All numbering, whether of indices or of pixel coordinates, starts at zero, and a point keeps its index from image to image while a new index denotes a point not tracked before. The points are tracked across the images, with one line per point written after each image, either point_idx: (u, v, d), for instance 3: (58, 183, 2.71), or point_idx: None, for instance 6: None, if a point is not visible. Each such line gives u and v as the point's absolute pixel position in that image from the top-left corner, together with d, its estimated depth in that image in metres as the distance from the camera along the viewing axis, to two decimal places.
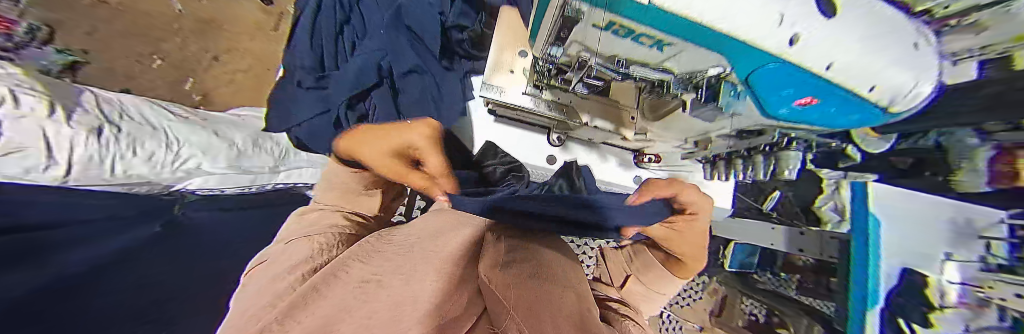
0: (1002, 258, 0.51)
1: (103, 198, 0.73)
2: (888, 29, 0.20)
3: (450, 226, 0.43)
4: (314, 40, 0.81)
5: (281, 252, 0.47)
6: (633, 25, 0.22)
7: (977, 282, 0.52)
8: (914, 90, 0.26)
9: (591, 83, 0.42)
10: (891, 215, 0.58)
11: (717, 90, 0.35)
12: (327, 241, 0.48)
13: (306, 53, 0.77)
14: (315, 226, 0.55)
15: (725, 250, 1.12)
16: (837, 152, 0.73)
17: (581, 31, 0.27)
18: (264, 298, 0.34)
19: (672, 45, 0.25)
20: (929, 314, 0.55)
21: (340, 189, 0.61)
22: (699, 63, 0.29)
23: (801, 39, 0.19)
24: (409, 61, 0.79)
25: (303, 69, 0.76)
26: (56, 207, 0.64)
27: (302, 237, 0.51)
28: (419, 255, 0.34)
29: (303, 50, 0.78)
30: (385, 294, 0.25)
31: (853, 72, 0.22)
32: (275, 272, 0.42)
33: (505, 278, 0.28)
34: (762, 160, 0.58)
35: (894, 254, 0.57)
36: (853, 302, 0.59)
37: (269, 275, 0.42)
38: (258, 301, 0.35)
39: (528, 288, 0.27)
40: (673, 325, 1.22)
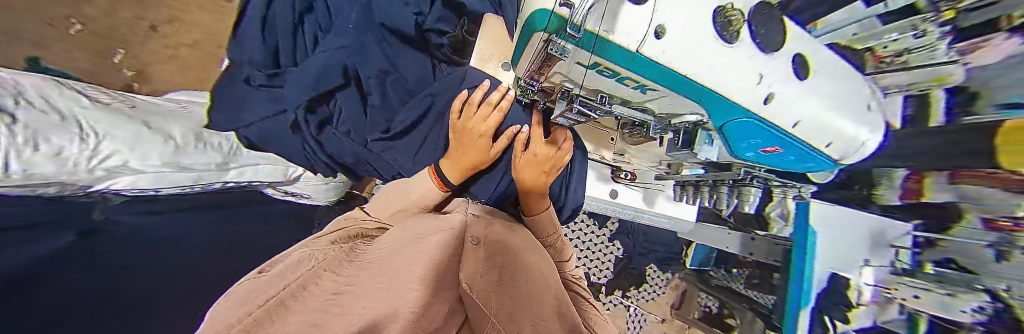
0: (905, 263, 0.62)
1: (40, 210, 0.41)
2: (834, 94, 0.25)
3: (426, 231, 0.36)
4: (258, 29, 0.55)
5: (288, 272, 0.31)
6: (622, 70, 0.22)
7: (885, 284, 0.62)
8: (861, 148, 0.30)
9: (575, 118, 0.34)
10: (830, 228, 0.65)
11: (693, 134, 0.40)
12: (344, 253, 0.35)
13: (254, 45, 0.55)
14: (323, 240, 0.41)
15: (687, 249, 1.25)
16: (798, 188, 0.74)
17: (567, 68, 0.26)
18: (262, 292, 0.22)
19: (655, 91, 0.25)
20: (848, 313, 0.63)
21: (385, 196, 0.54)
22: (678, 108, 0.29)
23: (773, 98, 0.22)
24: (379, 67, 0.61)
25: (252, 65, 0.57)
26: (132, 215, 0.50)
27: (301, 249, 0.37)
28: (402, 261, 0.26)
29: (248, 38, 0.55)
30: (361, 305, 0.17)
31: (812, 127, 0.26)
32: (270, 277, 0.27)
33: (480, 281, 0.25)
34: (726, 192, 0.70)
35: (829, 261, 0.64)
36: (791, 300, 0.67)
37: (250, 282, 0.27)
38: (251, 293, 0.22)
39: (497, 291, 0.25)
40: (638, 318, 1.27)
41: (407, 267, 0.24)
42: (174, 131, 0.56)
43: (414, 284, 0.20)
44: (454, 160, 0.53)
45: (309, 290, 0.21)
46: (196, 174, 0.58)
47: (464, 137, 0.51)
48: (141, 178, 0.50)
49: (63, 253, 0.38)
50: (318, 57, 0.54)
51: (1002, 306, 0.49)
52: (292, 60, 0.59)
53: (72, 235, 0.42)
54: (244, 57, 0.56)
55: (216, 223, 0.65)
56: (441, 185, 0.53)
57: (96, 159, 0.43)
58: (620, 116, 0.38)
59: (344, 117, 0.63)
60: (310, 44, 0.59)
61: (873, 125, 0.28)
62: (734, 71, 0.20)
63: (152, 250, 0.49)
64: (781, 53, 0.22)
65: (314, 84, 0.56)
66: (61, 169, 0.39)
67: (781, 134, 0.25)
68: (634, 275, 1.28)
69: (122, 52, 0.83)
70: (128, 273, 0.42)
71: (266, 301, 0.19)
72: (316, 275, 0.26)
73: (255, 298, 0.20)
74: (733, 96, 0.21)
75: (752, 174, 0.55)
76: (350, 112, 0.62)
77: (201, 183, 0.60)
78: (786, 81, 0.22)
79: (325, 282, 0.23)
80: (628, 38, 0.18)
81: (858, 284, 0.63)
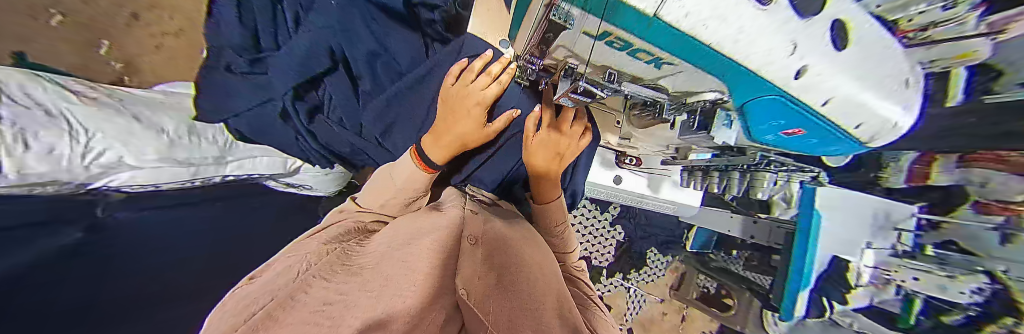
0: (906, 245, 0.63)
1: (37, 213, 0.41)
2: (879, 69, 0.21)
3: (420, 231, 0.35)
4: (235, 13, 0.51)
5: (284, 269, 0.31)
6: (633, 39, 0.18)
7: (885, 266, 0.65)
8: (890, 127, 0.27)
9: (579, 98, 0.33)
10: (837, 211, 0.64)
11: (709, 117, 0.38)
12: (342, 253, 0.35)
13: (230, 23, 0.51)
14: (317, 239, 0.40)
15: (688, 233, 1.24)
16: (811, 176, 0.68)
17: (572, 38, 0.23)
18: (244, 312, 0.21)
19: (672, 65, 0.22)
20: (847, 294, 0.66)
21: (381, 191, 0.53)
22: (697, 85, 0.27)
23: (808, 72, 0.19)
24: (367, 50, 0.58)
25: (232, 50, 0.54)
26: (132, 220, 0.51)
27: (295, 252, 0.36)
28: (392, 271, 0.26)
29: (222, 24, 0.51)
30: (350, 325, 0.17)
31: (844, 105, 0.23)
32: (257, 291, 0.26)
33: (479, 287, 0.25)
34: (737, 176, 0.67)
35: (833, 243, 0.64)
36: (794, 281, 0.68)
37: (240, 296, 0.26)
38: (234, 312, 0.22)
39: (498, 301, 0.25)
40: (637, 298, 1.31)
41: (397, 280, 0.24)
42: (167, 123, 0.55)
43: (410, 287, 0.23)
44: (438, 137, 0.50)
45: (293, 306, 0.21)
46: (196, 168, 0.57)
47: (456, 104, 0.49)
48: (139, 173, 0.50)
49: (60, 254, 0.39)
50: (302, 38, 0.53)
51: (1000, 288, 0.53)
52: (275, 44, 0.57)
53: (72, 235, 0.43)
54: (221, 42, 0.53)
55: (221, 216, 0.66)
56: (427, 168, 0.51)
57: (88, 156, 0.43)
58: (629, 96, 0.35)
59: (333, 103, 0.64)
60: (294, 24, 0.57)
61: (909, 101, 0.25)
62: (766, 41, 0.16)
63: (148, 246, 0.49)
64: (824, 16, 0.17)
65: (298, 68, 0.54)
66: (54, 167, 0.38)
67: (809, 112, 0.23)
68: (634, 258, 1.31)
69: None
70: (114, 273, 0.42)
71: (241, 325, 0.18)
72: (301, 288, 0.25)
73: (237, 319, 0.20)
74: (762, 70, 0.18)
75: (767, 157, 0.52)
76: (339, 99, 0.62)
77: (200, 177, 0.59)
78: (828, 49, 0.18)
79: (316, 292, 0.24)
80: (645, 0, 0.13)
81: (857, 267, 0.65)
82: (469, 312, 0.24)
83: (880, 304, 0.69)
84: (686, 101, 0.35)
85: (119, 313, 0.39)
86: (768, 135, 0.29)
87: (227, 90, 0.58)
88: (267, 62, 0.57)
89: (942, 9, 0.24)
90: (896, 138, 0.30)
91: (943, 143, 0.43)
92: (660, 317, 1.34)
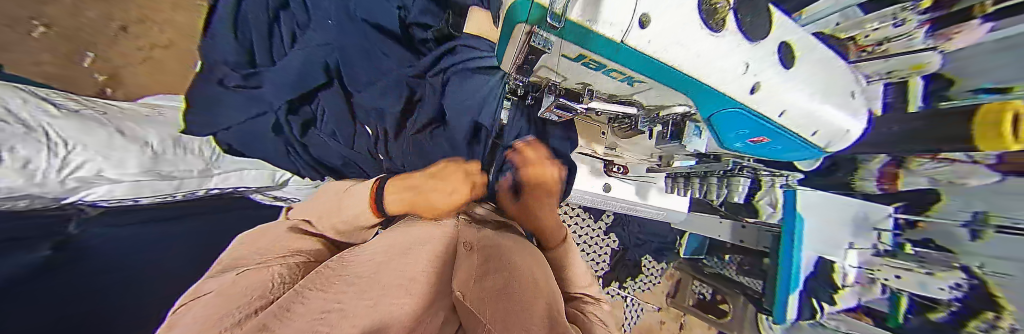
0: (886, 244, 0.70)
1: (21, 221, 0.39)
2: (822, 82, 0.24)
3: (403, 245, 0.34)
4: (230, 28, 0.59)
5: (245, 279, 0.29)
6: (604, 61, 0.20)
7: (868, 266, 0.71)
8: (845, 135, 0.29)
9: (562, 113, 0.35)
10: (813, 214, 0.67)
11: (680, 128, 0.40)
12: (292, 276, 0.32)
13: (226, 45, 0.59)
14: (278, 252, 0.38)
15: (681, 239, 1.26)
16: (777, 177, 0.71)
17: (550, 60, 0.24)
18: (216, 319, 0.19)
19: (643, 83, 0.24)
20: (835, 295, 0.70)
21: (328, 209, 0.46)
22: (667, 100, 0.28)
23: (759, 88, 0.21)
24: (359, 63, 0.63)
25: (228, 66, 0.60)
26: (110, 239, 0.48)
27: (258, 266, 0.33)
28: (386, 277, 0.26)
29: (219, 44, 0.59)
30: (351, 323, 0.17)
31: (800, 115, 0.24)
32: (211, 301, 0.24)
33: (476, 291, 0.23)
34: (716, 182, 0.64)
35: (813, 246, 0.67)
36: (782, 285, 0.69)
37: (212, 307, 0.22)
38: (207, 321, 0.19)
39: (501, 296, 0.24)
40: (634, 307, 1.30)
41: (395, 285, 0.24)
42: (151, 136, 0.52)
43: (402, 299, 0.22)
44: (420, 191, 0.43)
45: (298, 306, 0.21)
46: (179, 181, 0.55)
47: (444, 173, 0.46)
48: (118, 188, 0.47)
49: (36, 269, 0.36)
50: (295, 57, 0.59)
51: (976, 282, 0.59)
52: (269, 59, 0.62)
53: (47, 246, 0.40)
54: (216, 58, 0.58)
55: (206, 230, 0.63)
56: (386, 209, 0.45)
57: (65, 170, 0.40)
58: (603, 112, 0.36)
59: (326, 117, 0.65)
60: (288, 41, 0.62)
61: (855, 112, 0.28)
62: (720, 62, 0.18)
63: (120, 262, 0.47)
64: (769, 40, 0.20)
65: (293, 84, 0.60)
66: (32, 182, 0.36)
67: (770, 124, 0.24)
68: (630, 267, 1.29)
69: (91, 56, 0.67)
70: (92, 295, 0.40)
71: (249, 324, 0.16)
72: (293, 297, 0.23)
73: (214, 321, 0.19)
74: (721, 87, 0.20)
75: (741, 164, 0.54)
76: (332, 113, 0.64)
77: (183, 191, 0.57)
78: (771, 72, 0.21)
79: (312, 299, 0.22)
80: (613, 29, 0.15)
81: (842, 267, 0.69)
82: (464, 314, 0.22)
83: (867, 304, 0.73)
84: (659, 114, 0.37)
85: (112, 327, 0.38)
86: (740, 144, 0.30)
87: (217, 101, 0.60)
88: (260, 75, 0.61)
89: (894, 25, 0.43)
90: (851, 146, 0.33)
91: (910, 148, 0.47)
92: (658, 325, 1.33)
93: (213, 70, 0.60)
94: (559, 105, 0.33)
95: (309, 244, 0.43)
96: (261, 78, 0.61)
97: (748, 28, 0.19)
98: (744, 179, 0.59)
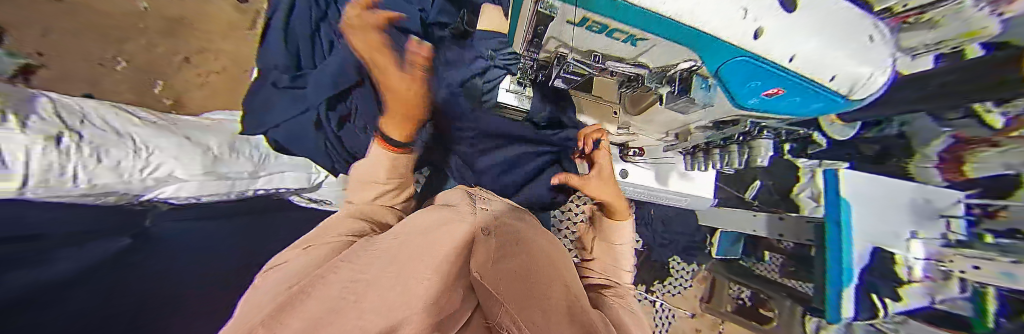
0: (959, 234, 0.60)
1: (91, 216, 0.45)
2: (846, 24, 0.22)
3: (441, 222, 0.35)
4: (282, 40, 0.69)
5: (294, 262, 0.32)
6: (608, 21, 0.21)
7: (936, 258, 0.60)
8: (871, 81, 0.27)
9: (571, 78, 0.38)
10: (859, 196, 0.60)
11: (688, 84, 0.34)
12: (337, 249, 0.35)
13: (278, 54, 0.69)
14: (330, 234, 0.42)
15: (710, 238, 1.13)
16: (801, 141, 0.73)
17: (557, 29, 0.26)
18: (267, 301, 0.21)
19: (645, 41, 0.24)
20: (900, 289, 0.62)
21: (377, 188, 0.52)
22: (670, 57, 0.29)
23: (764, 32, 0.20)
24: None
25: (277, 70, 0.70)
26: (176, 238, 0.54)
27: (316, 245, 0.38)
28: (415, 250, 0.26)
29: (272, 54, 0.70)
30: (377, 293, 0.18)
31: (813, 63, 0.24)
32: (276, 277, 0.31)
33: (492, 270, 0.22)
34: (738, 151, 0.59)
35: (863, 233, 0.60)
36: (830, 283, 0.61)
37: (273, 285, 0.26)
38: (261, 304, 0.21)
39: (512, 278, 0.23)
40: (664, 314, 1.19)
41: (418, 257, 0.24)
42: (211, 142, 0.60)
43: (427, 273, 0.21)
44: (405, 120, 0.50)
45: (334, 278, 0.23)
46: (231, 182, 0.61)
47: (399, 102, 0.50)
48: (184, 188, 0.54)
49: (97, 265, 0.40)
50: (333, 60, 0.69)
51: None
52: (311, 63, 0.72)
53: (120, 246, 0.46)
54: (271, 65, 0.70)
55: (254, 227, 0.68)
56: (391, 148, 0.52)
57: (146, 170, 0.48)
58: (614, 72, 0.37)
59: (359, 113, 0.71)
60: (327, 47, 0.73)
61: (881, 57, 0.26)
62: (720, 8, 0.18)
63: (179, 253, 0.51)
64: None
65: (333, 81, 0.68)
66: (118, 179, 0.44)
67: (778, 70, 0.24)
68: (657, 268, 1.19)
69: (161, 84, 0.79)
70: (147, 279, 0.43)
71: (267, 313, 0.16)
72: (322, 274, 0.25)
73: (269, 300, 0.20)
74: (720, 34, 0.20)
75: (760, 126, 0.50)
76: (364, 112, 0.69)
77: (235, 191, 0.63)
78: (777, 13, 0.20)
79: (343, 274, 0.23)
80: None
81: (908, 260, 0.61)
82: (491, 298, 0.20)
83: (942, 304, 0.63)
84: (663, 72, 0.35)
85: (166, 305, 0.41)
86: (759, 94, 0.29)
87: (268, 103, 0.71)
88: (305, 77, 0.71)
89: None
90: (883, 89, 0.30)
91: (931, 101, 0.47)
92: None
93: (266, 74, 0.71)
94: (570, 70, 0.35)
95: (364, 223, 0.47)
96: (307, 79, 0.70)
97: None
98: (767, 141, 0.55)
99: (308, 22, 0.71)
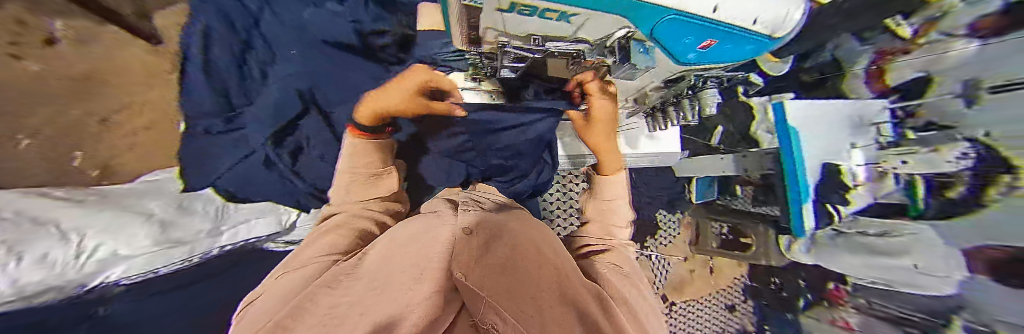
0: (888, 137, 0.61)
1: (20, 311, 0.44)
2: None
3: (413, 235, 0.35)
4: (204, 77, 0.61)
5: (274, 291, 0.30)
6: (532, 3, 0.21)
7: (874, 161, 0.63)
8: (790, 19, 0.29)
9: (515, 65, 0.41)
10: (801, 122, 0.64)
11: (627, 51, 0.36)
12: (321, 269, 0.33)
13: (204, 96, 0.63)
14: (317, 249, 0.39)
15: (688, 186, 1.20)
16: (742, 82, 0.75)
17: (489, 18, 0.26)
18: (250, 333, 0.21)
19: (577, 16, 0.25)
20: (847, 195, 0.65)
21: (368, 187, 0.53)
22: (605, 28, 0.30)
23: None
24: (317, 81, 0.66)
25: (208, 116, 0.65)
26: None
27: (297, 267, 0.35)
28: (400, 262, 0.27)
29: (197, 96, 0.63)
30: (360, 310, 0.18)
31: (737, 8, 0.24)
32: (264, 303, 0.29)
33: (490, 280, 0.20)
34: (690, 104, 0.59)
35: (814, 156, 0.65)
36: (791, 201, 0.68)
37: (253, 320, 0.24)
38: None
39: (505, 282, 0.21)
40: (661, 263, 1.25)
41: (398, 272, 0.24)
42: None
43: (411, 283, 0.20)
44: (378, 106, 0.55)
45: (313, 304, 0.23)
46: None
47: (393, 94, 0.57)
48: None
49: None
50: (271, 89, 0.65)
51: (983, 149, 0.47)
52: (244, 100, 0.66)
53: None
54: (202, 112, 0.64)
55: None
56: (361, 133, 0.55)
57: None
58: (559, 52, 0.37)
59: (312, 143, 0.72)
60: (259, 77, 0.65)
61: None
62: None
63: None
64: None
65: (274, 114, 0.67)
66: None
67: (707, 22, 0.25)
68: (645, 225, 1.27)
69: (80, 155, 0.72)
70: None
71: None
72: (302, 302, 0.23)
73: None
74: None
75: (702, 76, 0.51)
76: (318, 139, 0.71)
77: None
78: None
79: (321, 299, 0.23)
80: None
81: (849, 168, 0.64)
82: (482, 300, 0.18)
83: (886, 199, 0.64)
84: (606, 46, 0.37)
85: None
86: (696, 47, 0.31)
87: (205, 152, 0.68)
88: (241, 117, 0.67)
89: None
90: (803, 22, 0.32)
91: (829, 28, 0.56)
92: (688, 275, 1.23)
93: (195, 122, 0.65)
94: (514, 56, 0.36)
95: (347, 239, 0.42)
96: (244, 118, 0.67)
97: None
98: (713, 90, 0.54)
99: (228, 48, 0.60)
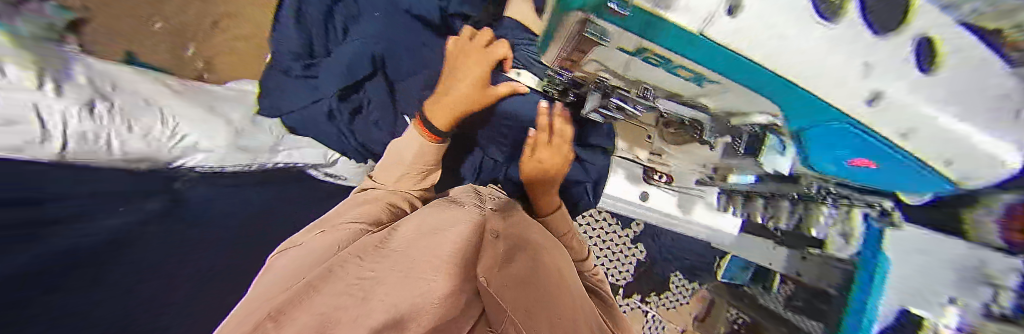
0: None
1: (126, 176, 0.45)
2: None
3: (443, 222, 0.36)
4: (293, 20, 0.67)
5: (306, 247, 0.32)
6: (672, 56, 0.22)
7: None
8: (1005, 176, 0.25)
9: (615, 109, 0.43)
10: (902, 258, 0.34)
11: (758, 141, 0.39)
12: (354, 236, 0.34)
13: (290, 35, 0.67)
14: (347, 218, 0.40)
15: (721, 260, 1.08)
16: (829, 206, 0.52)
17: (605, 53, 0.27)
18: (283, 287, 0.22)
19: (714, 83, 0.26)
20: None
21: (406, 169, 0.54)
22: (746, 106, 0.29)
23: (880, 98, 0.21)
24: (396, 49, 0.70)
25: (288, 55, 0.69)
26: (213, 202, 0.56)
27: (331, 228, 0.37)
28: (423, 248, 0.28)
29: (283, 33, 0.68)
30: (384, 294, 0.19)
31: (935, 140, 0.23)
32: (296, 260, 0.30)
33: (499, 275, 0.27)
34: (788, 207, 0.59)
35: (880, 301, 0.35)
36: None
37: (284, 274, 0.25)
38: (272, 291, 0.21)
39: (521, 286, 0.27)
40: (656, 325, 1.13)
41: (428, 258, 0.26)
42: (232, 115, 0.66)
43: (432, 275, 0.23)
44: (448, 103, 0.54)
45: (342, 269, 0.24)
46: (253, 155, 0.67)
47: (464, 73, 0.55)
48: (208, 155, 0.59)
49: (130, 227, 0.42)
50: (349, 47, 0.68)
51: None
52: (323, 49, 0.71)
53: (161, 203, 0.48)
54: (282, 49, 0.68)
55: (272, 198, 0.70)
56: (434, 136, 0.53)
57: (173, 138, 0.54)
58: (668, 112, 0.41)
59: (371, 104, 0.74)
60: (341, 32, 0.71)
61: None
62: (828, 69, 0.19)
63: (202, 219, 0.53)
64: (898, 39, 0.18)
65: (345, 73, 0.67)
66: (146, 147, 0.50)
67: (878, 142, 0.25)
68: (656, 281, 1.18)
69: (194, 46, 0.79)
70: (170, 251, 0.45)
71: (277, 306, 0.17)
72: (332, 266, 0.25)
73: (281, 288, 0.21)
74: (819, 93, 0.21)
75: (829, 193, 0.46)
76: (379, 103, 0.74)
77: (257, 164, 0.68)
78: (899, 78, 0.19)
79: (350, 267, 0.24)
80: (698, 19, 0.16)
81: None
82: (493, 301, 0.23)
83: None
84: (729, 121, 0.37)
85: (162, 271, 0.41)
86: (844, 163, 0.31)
87: (278, 89, 0.71)
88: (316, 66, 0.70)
89: None
90: None
91: None
92: None
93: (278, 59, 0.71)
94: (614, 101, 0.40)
95: (380, 212, 0.44)
96: (318, 67, 0.70)
97: (873, 19, 0.18)
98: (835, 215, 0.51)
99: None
